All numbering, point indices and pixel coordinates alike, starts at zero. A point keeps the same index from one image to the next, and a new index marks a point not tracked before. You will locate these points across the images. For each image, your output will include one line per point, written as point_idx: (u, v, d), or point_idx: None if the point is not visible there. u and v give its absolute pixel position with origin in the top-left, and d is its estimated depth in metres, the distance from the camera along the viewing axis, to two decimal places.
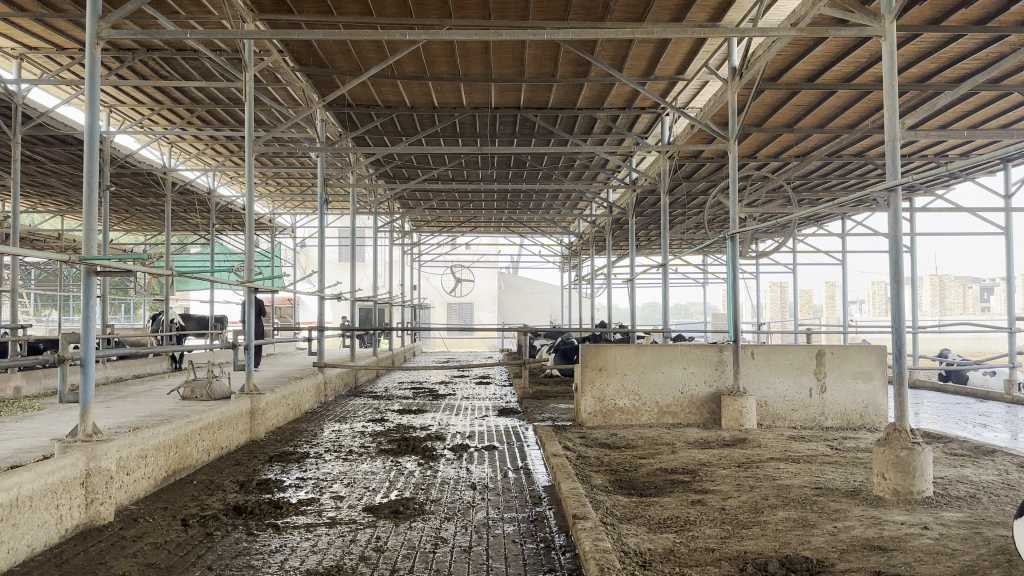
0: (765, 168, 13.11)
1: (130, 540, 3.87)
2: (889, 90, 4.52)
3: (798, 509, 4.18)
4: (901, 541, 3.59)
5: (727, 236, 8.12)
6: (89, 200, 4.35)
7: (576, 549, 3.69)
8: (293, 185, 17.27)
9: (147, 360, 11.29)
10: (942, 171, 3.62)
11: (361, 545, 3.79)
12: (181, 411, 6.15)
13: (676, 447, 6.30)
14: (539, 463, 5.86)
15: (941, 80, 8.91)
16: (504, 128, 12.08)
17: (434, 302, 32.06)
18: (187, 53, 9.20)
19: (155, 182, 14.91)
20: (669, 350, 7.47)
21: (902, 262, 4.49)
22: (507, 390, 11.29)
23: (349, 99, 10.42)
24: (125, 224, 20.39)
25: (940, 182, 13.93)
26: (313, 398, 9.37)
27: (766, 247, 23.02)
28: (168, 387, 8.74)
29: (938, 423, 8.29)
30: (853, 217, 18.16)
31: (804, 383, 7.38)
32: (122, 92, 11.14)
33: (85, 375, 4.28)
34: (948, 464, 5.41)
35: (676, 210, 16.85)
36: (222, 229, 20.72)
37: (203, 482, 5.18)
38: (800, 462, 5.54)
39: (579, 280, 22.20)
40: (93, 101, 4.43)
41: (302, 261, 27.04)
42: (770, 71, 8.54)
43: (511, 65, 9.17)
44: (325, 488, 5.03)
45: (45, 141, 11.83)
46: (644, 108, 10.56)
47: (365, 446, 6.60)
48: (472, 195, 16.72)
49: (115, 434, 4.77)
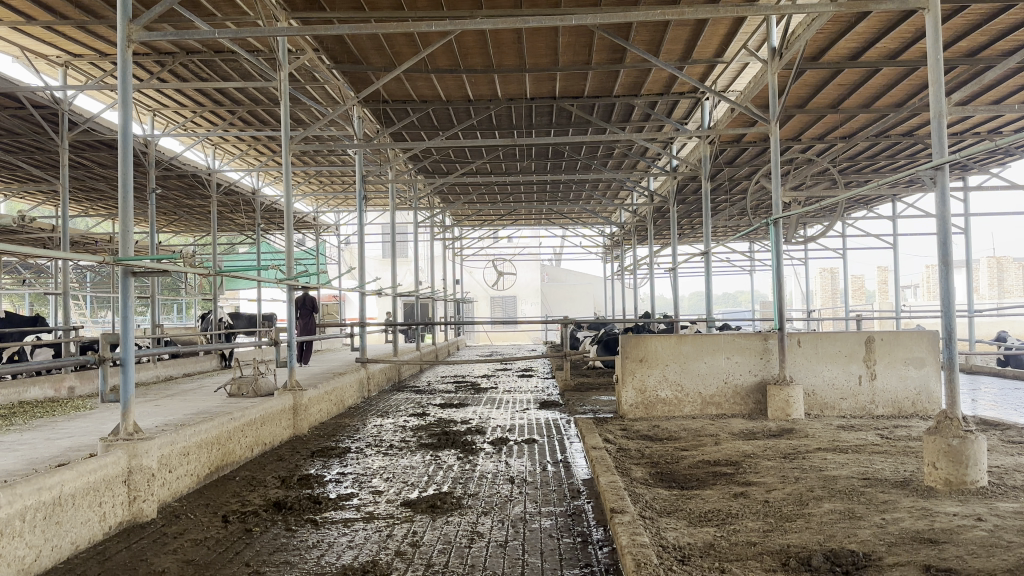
0: (810, 151, 12.82)
1: (171, 537, 3.92)
2: (935, 65, 4.33)
3: (844, 501, 4.05)
4: (953, 533, 3.45)
5: (770, 221, 7.90)
6: (125, 202, 4.40)
7: (614, 543, 3.62)
8: (334, 183, 17.46)
9: (197, 359, 11.50)
10: (989, 145, 3.44)
11: (397, 540, 3.77)
12: (225, 407, 6.23)
13: (720, 438, 6.17)
14: (579, 455, 5.80)
15: (992, 54, 8.57)
16: (541, 119, 11.97)
17: (478, 295, 32.17)
18: (225, 55, 9.33)
19: (200, 184, 15.17)
20: (711, 339, 7.33)
21: (950, 243, 4.30)
22: (550, 383, 11.25)
23: (384, 94, 10.43)
24: (173, 226, 20.82)
25: (994, 160, 13.45)
26: (356, 393, 9.44)
27: (814, 232, 22.53)
28: (215, 384, 8.85)
29: (996, 409, 8.01)
30: (904, 199, 17.67)
31: (853, 370, 7.19)
32: (165, 96, 11.36)
33: (125, 375, 4.34)
34: (1004, 452, 5.21)
35: (719, 197, 16.59)
36: (267, 229, 21.03)
37: (245, 478, 5.23)
38: (849, 452, 5.39)
39: (623, 270, 22.03)
40: (125, 103, 4.47)
41: (345, 258, 27.38)
42: (811, 50, 8.31)
43: (545, 53, 9.07)
44: (364, 483, 5.04)
45: (92, 146, 12.11)
46: (683, 93, 10.37)
47: (405, 441, 6.60)
48: (511, 187, 16.68)
49: (158, 432, 4.84)
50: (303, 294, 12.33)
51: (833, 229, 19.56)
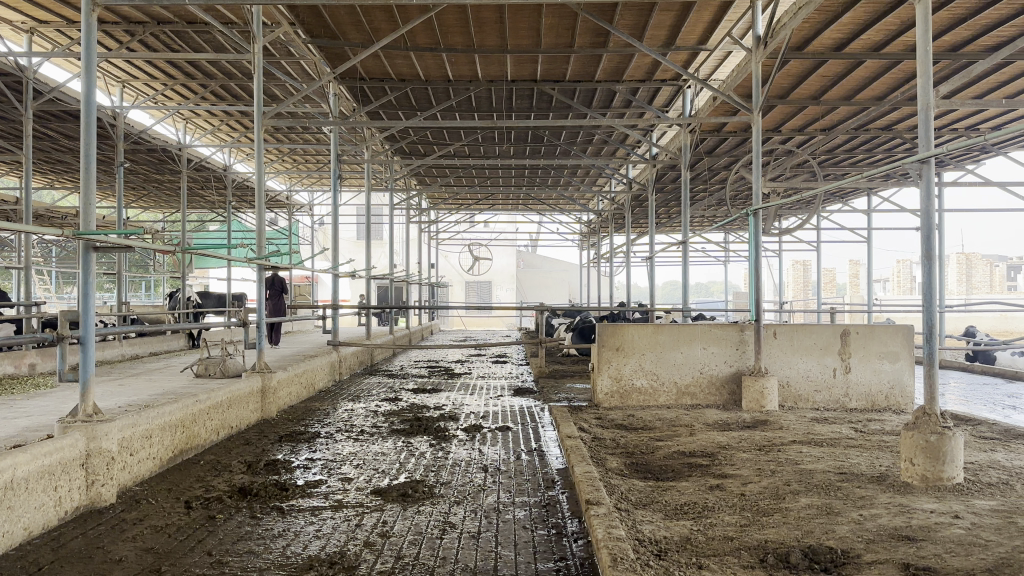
0: (790, 143, 12.81)
1: (130, 523, 3.78)
2: (923, 56, 4.26)
3: (821, 496, 4.00)
4: (931, 531, 3.41)
5: (750, 211, 7.83)
6: (88, 174, 4.22)
7: (589, 536, 3.54)
8: (308, 162, 17.20)
9: (164, 338, 11.28)
10: (976, 140, 3.39)
11: (366, 530, 3.66)
12: (191, 389, 6.07)
13: (695, 429, 6.11)
14: (553, 444, 5.73)
15: (975, 49, 8.57)
16: (521, 103, 11.83)
17: (452, 280, 32.07)
18: (197, 26, 9.09)
19: (170, 160, 14.86)
20: (688, 329, 7.28)
21: (933, 237, 4.26)
22: (524, 369, 11.17)
23: (362, 72, 10.24)
24: (143, 202, 20.43)
25: (970, 157, 13.53)
26: (327, 376, 9.29)
27: (789, 224, 22.63)
28: (182, 364, 8.66)
29: (967, 405, 8.05)
30: (880, 194, 17.79)
31: (827, 363, 7.17)
32: (135, 67, 11.07)
33: (85, 353, 4.16)
34: (978, 448, 5.21)
35: (697, 187, 16.59)
36: (239, 207, 20.71)
37: (210, 463, 5.09)
38: (824, 446, 5.36)
39: (598, 258, 22.02)
40: (90, 70, 4.27)
41: (318, 238, 27.10)
42: (796, 40, 8.25)
43: (527, 34, 8.94)
44: (333, 469, 4.93)
45: (58, 116, 11.78)
46: (665, 80, 10.28)
47: (377, 426, 6.48)
48: (488, 171, 16.53)
49: (120, 413, 4.68)
50: (273, 274, 12.13)
51: (809, 222, 19.66)
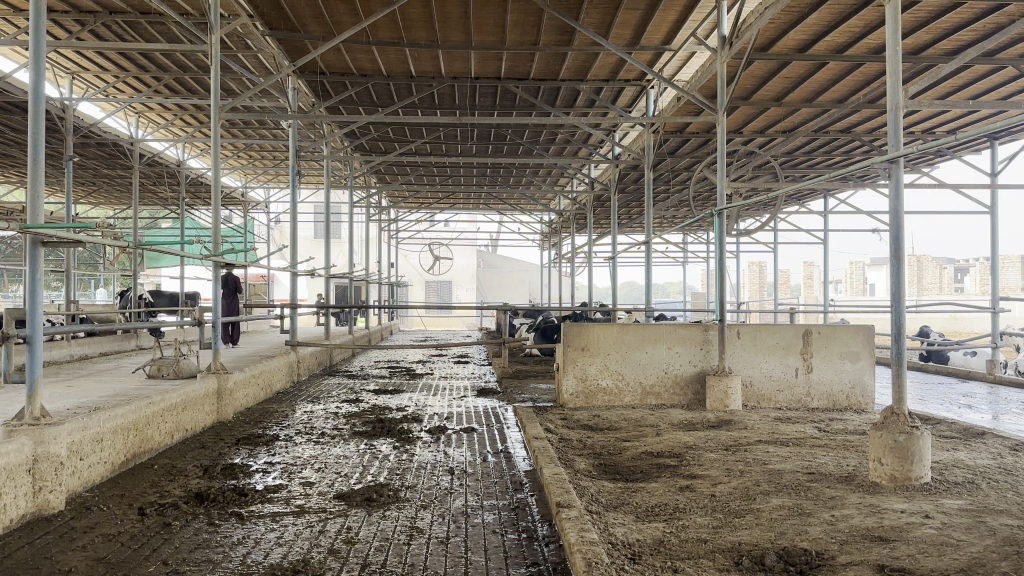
0: (751, 144, 12.93)
1: (80, 532, 3.60)
2: (893, 57, 4.27)
3: (792, 496, 3.98)
4: (903, 531, 3.41)
5: (715, 211, 7.82)
6: (35, 165, 4.01)
7: (560, 540, 3.47)
8: (266, 158, 16.89)
9: (116, 338, 10.95)
10: (952, 138, 3.39)
11: (330, 536, 3.54)
12: (143, 390, 5.87)
13: (661, 429, 6.08)
14: (519, 445, 5.64)
15: (935, 53, 8.71)
16: (484, 101, 11.73)
17: (412, 279, 31.93)
18: (151, 17, 8.85)
19: (122, 154, 14.45)
20: (653, 329, 7.26)
21: (902, 237, 4.27)
22: (486, 370, 11.08)
23: (322, 66, 10.06)
24: (92, 197, 19.88)
25: (926, 160, 13.79)
26: (285, 377, 9.09)
27: (748, 225, 22.84)
28: (135, 365, 8.38)
29: (925, 404, 8.17)
30: (836, 195, 18.03)
31: (790, 363, 7.20)
32: (86, 58, 10.74)
33: (33, 353, 3.96)
34: (942, 447, 5.25)
35: (659, 187, 16.67)
36: (193, 203, 20.26)
37: (164, 467, 4.90)
38: (790, 446, 5.35)
39: (559, 258, 22.00)
40: (38, 58, 4.07)
41: (275, 236, 26.72)
42: (761, 40, 8.30)
43: (492, 30, 8.85)
44: (294, 473, 4.78)
45: (4, 109, 11.37)
46: (629, 80, 10.28)
47: (337, 429, 6.32)
48: (450, 169, 16.42)
49: (70, 416, 4.48)
50: (228, 272, 11.87)
51: (767, 223, 19.90)
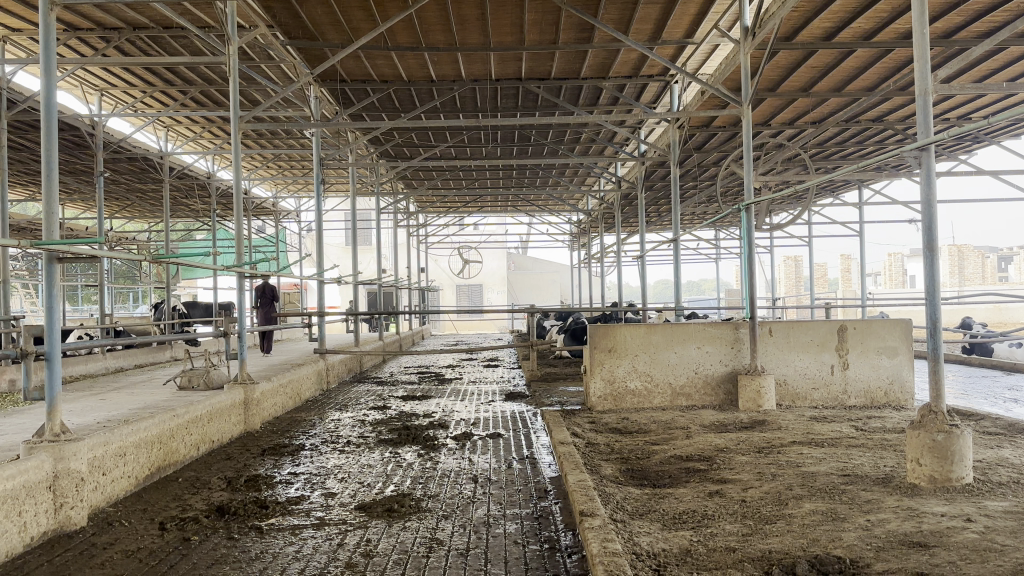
0: (780, 137, 12.70)
1: (99, 548, 3.58)
2: (920, 40, 4.10)
3: (826, 501, 3.83)
4: (944, 536, 3.24)
5: (743, 207, 7.62)
6: (48, 180, 4.01)
7: (583, 550, 3.36)
8: (293, 167, 17.03)
9: (151, 350, 11.06)
10: (984, 122, 3.21)
11: (349, 550, 3.47)
12: (170, 402, 5.86)
13: (691, 431, 5.94)
14: (546, 451, 5.53)
15: (968, 35, 8.43)
16: (508, 102, 11.66)
17: (443, 283, 32.06)
18: (173, 31, 8.94)
19: (153, 168, 14.63)
20: (681, 329, 7.11)
21: (935, 228, 4.09)
22: (516, 373, 11.01)
23: (342, 74, 10.08)
24: (127, 212, 20.23)
25: (962, 146, 13.42)
26: (315, 386, 9.09)
27: (781, 219, 22.51)
28: (166, 376, 8.42)
29: (968, 399, 7.90)
30: (870, 186, 17.68)
31: (825, 360, 7.01)
32: (112, 74, 10.86)
33: (51, 371, 3.94)
34: (986, 445, 5.05)
35: (687, 183, 16.48)
36: (225, 215, 20.49)
37: (189, 479, 4.89)
38: (826, 446, 5.19)
39: (589, 258, 21.85)
40: (49, 71, 4.07)
41: (307, 245, 26.94)
42: (785, 30, 8.11)
43: (510, 31, 8.79)
44: (317, 483, 4.74)
45: (35, 127, 11.57)
46: (652, 75, 10.15)
47: (363, 436, 6.28)
48: (475, 172, 16.40)
49: (92, 430, 4.49)
50: (264, 282, 11.98)
51: (800, 217, 19.57)
